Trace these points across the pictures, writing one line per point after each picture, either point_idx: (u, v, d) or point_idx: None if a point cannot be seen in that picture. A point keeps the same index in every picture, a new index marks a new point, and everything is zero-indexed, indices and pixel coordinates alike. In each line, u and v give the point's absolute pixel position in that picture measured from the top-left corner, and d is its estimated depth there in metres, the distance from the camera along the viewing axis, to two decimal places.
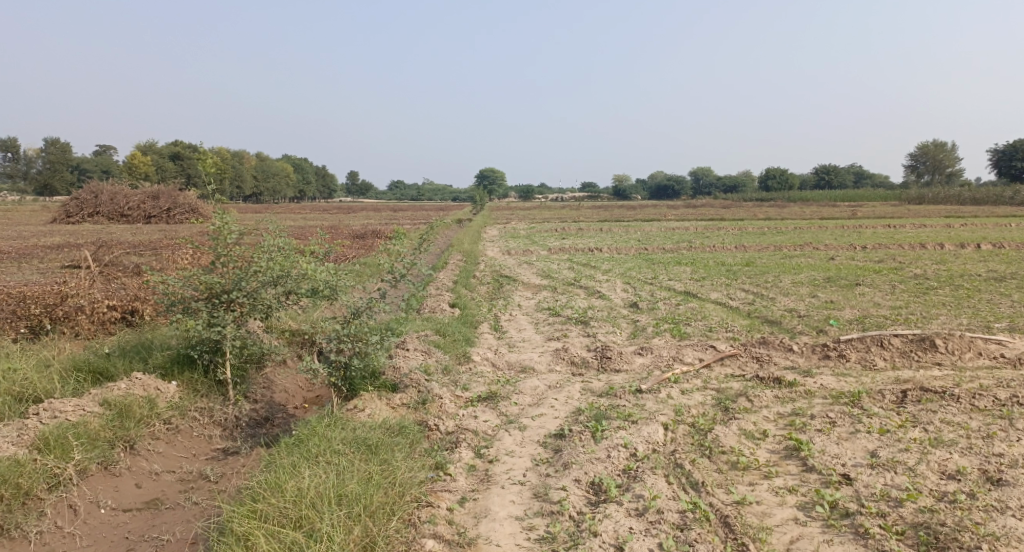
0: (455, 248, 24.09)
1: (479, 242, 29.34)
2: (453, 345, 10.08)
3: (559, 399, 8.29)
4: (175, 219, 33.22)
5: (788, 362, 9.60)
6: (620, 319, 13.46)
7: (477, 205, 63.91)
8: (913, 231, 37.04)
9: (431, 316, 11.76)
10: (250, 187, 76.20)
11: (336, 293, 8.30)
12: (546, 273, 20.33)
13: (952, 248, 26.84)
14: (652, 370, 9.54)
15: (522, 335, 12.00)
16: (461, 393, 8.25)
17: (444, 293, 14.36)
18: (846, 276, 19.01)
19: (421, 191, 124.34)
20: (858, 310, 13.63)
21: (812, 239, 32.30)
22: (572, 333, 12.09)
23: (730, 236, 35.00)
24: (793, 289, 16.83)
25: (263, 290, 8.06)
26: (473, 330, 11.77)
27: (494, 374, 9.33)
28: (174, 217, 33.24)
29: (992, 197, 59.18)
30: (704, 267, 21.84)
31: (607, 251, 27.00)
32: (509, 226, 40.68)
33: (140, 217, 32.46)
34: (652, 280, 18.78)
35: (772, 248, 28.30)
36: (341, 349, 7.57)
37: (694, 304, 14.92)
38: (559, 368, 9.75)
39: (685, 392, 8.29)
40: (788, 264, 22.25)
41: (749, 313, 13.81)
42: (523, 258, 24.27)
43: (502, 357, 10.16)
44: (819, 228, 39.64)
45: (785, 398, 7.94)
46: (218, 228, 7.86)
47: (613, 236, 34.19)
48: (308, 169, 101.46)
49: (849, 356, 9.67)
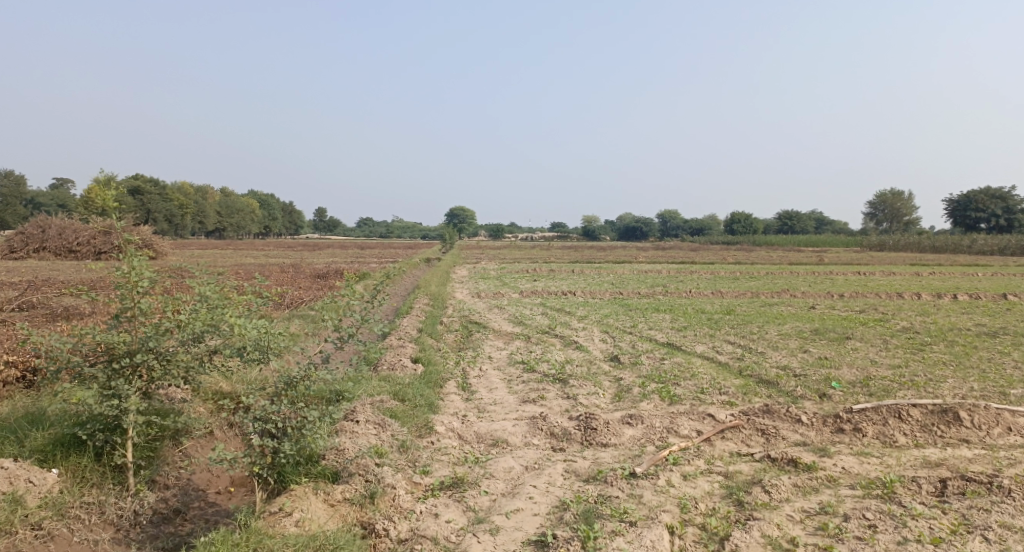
0: (421, 290, 22.69)
1: (447, 283, 27.99)
2: (413, 413, 8.65)
3: (538, 486, 6.89)
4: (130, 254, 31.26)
5: (798, 437, 8.38)
6: (601, 377, 12.15)
7: (446, 243, 62.87)
8: (885, 278, 36.73)
9: (389, 374, 10.32)
10: (214, 222, 73.91)
11: (267, 356, 6.90)
12: (518, 320, 18.99)
13: (930, 299, 26.17)
14: (644, 445, 8.23)
15: (492, 396, 10.62)
16: (421, 479, 6.88)
17: (406, 345, 12.91)
18: (833, 327, 18.05)
19: (390, 228, 122.65)
20: (858, 370, 12.51)
21: (787, 286, 31.56)
22: (549, 394, 10.75)
23: (704, 280, 34.21)
24: (781, 343, 15.73)
25: (178, 351, 6.85)
26: (436, 392, 10.33)
27: (461, 450, 7.95)
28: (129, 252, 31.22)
29: (951, 245, 59.93)
30: (683, 315, 20.75)
31: (581, 295, 25.79)
32: (478, 266, 39.40)
33: (90, 253, 30.67)
34: (631, 330, 17.57)
35: (749, 295, 27.39)
36: (268, 432, 6.13)
37: (679, 359, 13.69)
38: (535, 441, 8.38)
39: (686, 477, 7.00)
40: (769, 313, 21.28)
41: (741, 371, 12.62)
42: (493, 302, 22.91)
43: (470, 427, 8.75)
44: (790, 274, 39.15)
45: (806, 487, 6.71)
46: (127, 274, 6.62)
47: (586, 279, 33.07)
48: (274, 205, 99.47)
49: (866, 431, 8.48)
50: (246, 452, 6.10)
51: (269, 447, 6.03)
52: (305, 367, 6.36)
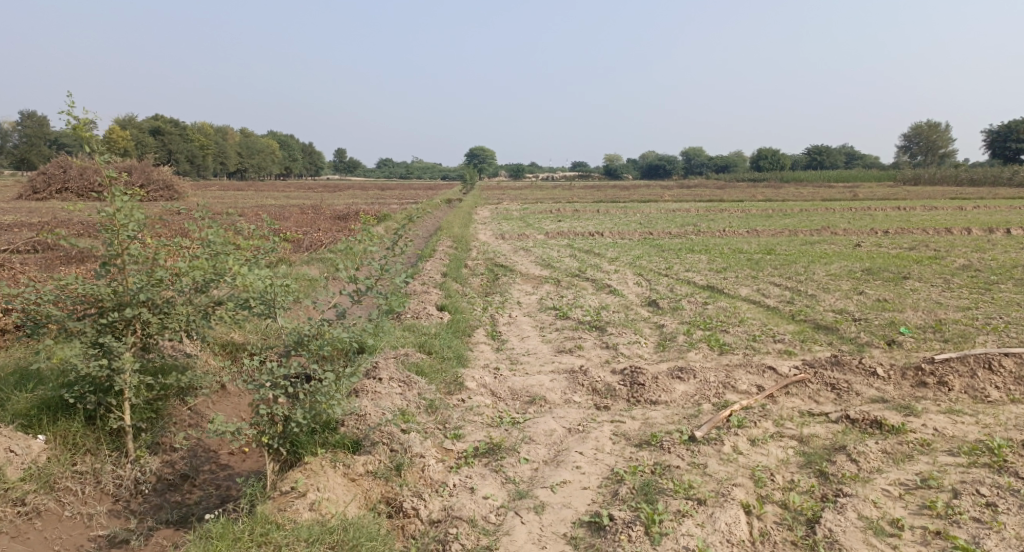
0: (444, 232, 21.74)
1: (470, 225, 27.01)
2: (441, 368, 7.81)
3: (586, 453, 6.03)
4: (151, 196, 30.24)
5: (875, 393, 7.44)
6: (641, 324, 11.20)
7: (468, 184, 61.80)
8: (928, 214, 34.89)
9: (412, 324, 9.48)
10: (235, 164, 73.18)
11: (272, 313, 5.98)
12: (546, 262, 18.04)
13: (982, 235, 24.65)
14: (700, 403, 7.32)
15: (525, 345, 9.79)
16: (452, 444, 6.07)
17: (431, 290, 12.04)
18: (885, 266, 16.81)
19: (410, 168, 121.08)
20: (924, 313, 11.42)
21: (826, 223, 30.08)
22: (587, 343, 9.87)
23: (737, 219, 32.82)
24: (832, 283, 14.63)
25: (176, 303, 6.01)
26: (464, 343, 9.46)
27: (496, 409, 7.13)
28: (150, 194, 30.16)
29: (990, 178, 57.31)
30: (720, 255, 19.63)
31: (610, 236, 24.70)
32: (501, 207, 38.33)
33: None
34: (667, 272, 16.54)
35: (786, 233, 26.06)
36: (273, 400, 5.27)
37: (724, 303, 12.69)
38: (576, 399, 7.52)
39: (755, 441, 6.09)
40: (813, 252, 20.06)
41: (793, 315, 11.61)
42: (519, 244, 21.96)
43: (503, 383, 7.91)
44: (825, 210, 37.50)
45: (899, 453, 5.79)
46: (112, 216, 5.65)
47: (613, 219, 31.82)
48: (295, 147, 98.40)
49: (952, 385, 7.51)
50: (250, 420, 5.28)
51: (277, 414, 5.21)
52: (312, 325, 5.52)
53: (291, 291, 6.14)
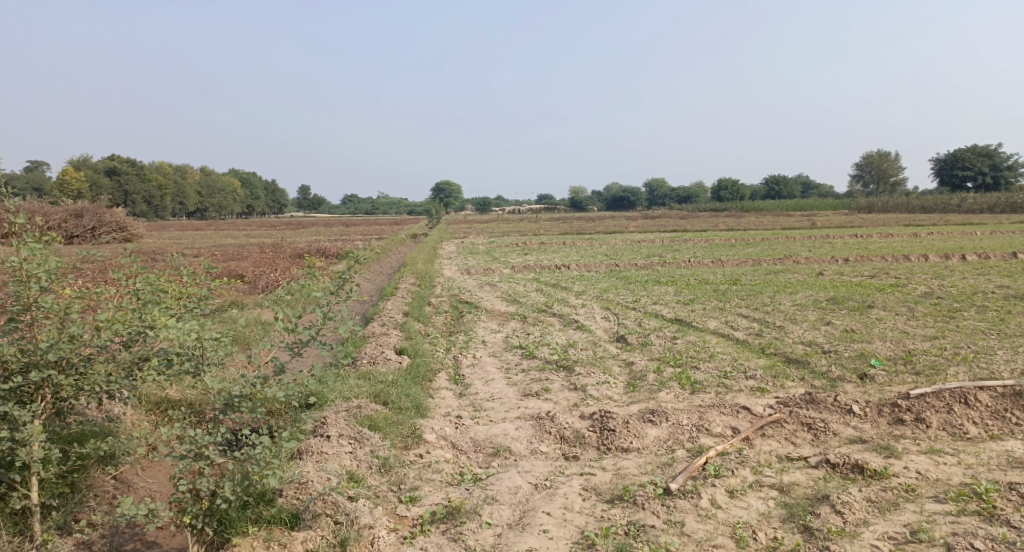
0: (407, 269, 21.24)
1: (434, 260, 26.58)
2: (397, 420, 7.31)
3: (553, 513, 5.58)
4: (103, 238, 29.10)
5: (852, 433, 7.15)
6: (609, 361, 10.83)
7: (433, 218, 61.42)
8: (885, 241, 35.46)
9: (369, 370, 8.96)
10: (194, 203, 71.72)
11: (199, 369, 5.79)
12: (511, 297, 17.64)
13: (939, 261, 25.04)
14: (673, 449, 6.94)
15: (488, 389, 9.33)
16: (407, 510, 5.61)
17: (390, 332, 11.53)
18: (850, 295, 16.78)
19: (375, 203, 120.36)
20: (894, 344, 11.27)
21: (788, 251, 30.34)
22: (553, 385, 9.45)
23: (700, 249, 32.95)
24: (799, 314, 14.49)
25: (94, 362, 5.51)
26: (425, 389, 8.97)
27: (457, 465, 6.65)
28: (101, 236, 29.03)
29: (940, 205, 58.96)
30: (686, 286, 19.46)
31: (576, 269, 24.46)
32: (466, 241, 37.97)
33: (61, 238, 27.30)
34: (634, 305, 16.26)
35: (751, 263, 26.14)
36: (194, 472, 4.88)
37: (693, 338, 12.40)
38: (543, 449, 7.08)
39: (734, 493, 5.71)
40: (778, 282, 20.02)
41: (763, 349, 11.36)
42: (484, 279, 21.53)
43: (465, 433, 7.44)
44: (787, 239, 37.92)
45: (884, 502, 5.47)
46: (19, 267, 5.16)
47: (578, 251, 31.64)
48: (257, 184, 97.17)
49: (930, 422, 7.25)
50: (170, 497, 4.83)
51: (199, 489, 4.79)
52: (243, 387, 5.19)
53: (220, 347, 5.98)
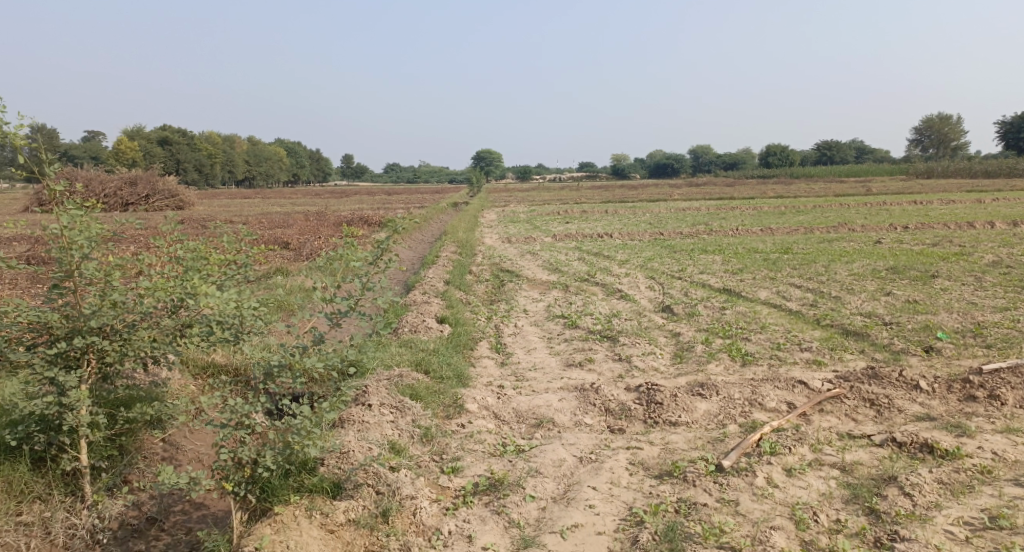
0: (449, 237, 21.08)
1: (476, 228, 26.38)
2: (439, 389, 7.15)
3: (600, 488, 5.36)
4: (156, 207, 29.67)
5: (918, 410, 6.72)
6: (655, 332, 10.48)
7: (476, 186, 61.12)
8: (946, 208, 33.88)
9: (410, 339, 8.82)
10: (242, 172, 72.81)
11: (238, 338, 5.61)
12: (554, 266, 17.33)
13: (1005, 229, 23.79)
14: (725, 424, 6.63)
15: (531, 358, 9.12)
16: (449, 481, 5.45)
17: (432, 301, 11.37)
18: (910, 264, 15.99)
19: (418, 172, 120.55)
20: (960, 316, 10.65)
21: (842, 219, 29.25)
22: (598, 356, 9.18)
23: (749, 216, 32.03)
24: (856, 284, 13.86)
25: (138, 328, 5.44)
26: (466, 358, 8.80)
27: (499, 436, 6.46)
28: (154, 204, 29.62)
29: (1005, 170, 56.14)
30: (735, 255, 18.86)
31: (620, 237, 23.97)
32: (509, 209, 37.61)
33: (116, 205, 28.13)
34: (681, 274, 15.80)
35: (802, 231, 25.24)
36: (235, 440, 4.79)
37: (743, 308, 11.96)
38: (588, 421, 6.84)
39: (792, 471, 5.39)
40: (832, 250, 19.25)
41: (819, 320, 10.87)
42: (526, 247, 21.25)
43: (507, 404, 7.23)
44: (840, 206, 36.56)
45: (958, 483, 5.08)
46: (60, 233, 5.05)
47: (622, 219, 31.04)
48: (302, 154, 98.15)
49: (1006, 399, 6.76)
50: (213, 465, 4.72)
51: (240, 457, 4.67)
52: (282, 357, 5.08)
53: (259, 315, 5.77)
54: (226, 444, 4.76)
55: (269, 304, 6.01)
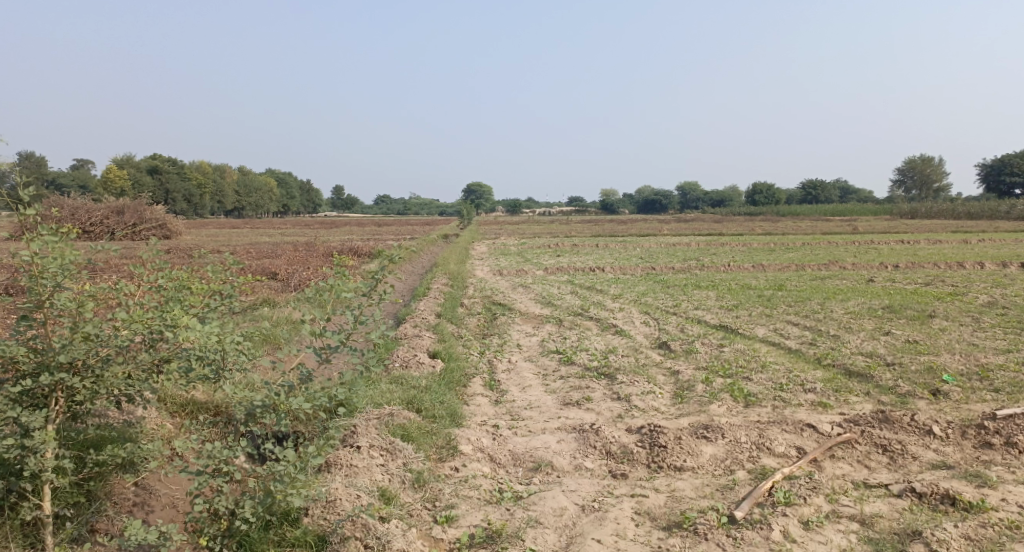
0: (440, 269, 20.78)
1: (467, 261, 26.12)
2: (431, 430, 6.78)
3: (605, 542, 5.01)
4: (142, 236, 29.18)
5: (934, 457, 6.43)
6: (653, 370, 10.18)
7: (466, 219, 61.06)
8: (934, 247, 34.05)
9: (400, 375, 8.46)
10: (231, 201, 72.42)
11: (219, 376, 5.32)
12: (547, 300, 17.05)
13: (995, 269, 23.82)
14: (733, 470, 6.31)
15: (527, 396, 8.77)
16: (443, 532, 5.09)
17: (423, 335, 11.02)
18: (906, 303, 15.83)
19: (407, 203, 120.61)
20: (963, 357, 10.43)
21: (833, 257, 29.28)
22: (596, 394, 8.85)
23: (740, 253, 32.01)
24: (854, 323, 13.66)
25: (112, 363, 5.05)
26: (459, 395, 8.45)
27: (495, 481, 6.10)
28: (141, 234, 29.14)
29: (987, 211, 56.86)
30: (729, 291, 18.67)
31: (612, 272, 23.77)
32: (499, 242, 37.41)
33: (102, 234, 27.61)
34: (676, 310, 15.55)
35: (794, 268, 25.18)
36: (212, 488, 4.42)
37: (742, 346, 11.69)
38: (589, 465, 6.49)
39: (809, 525, 5.08)
40: (826, 288, 19.12)
41: (820, 359, 10.61)
42: (518, 281, 20.99)
43: (503, 445, 6.87)
44: (829, 244, 36.72)
45: (985, 540, 4.80)
46: (31, 260, 4.70)
47: (613, 254, 30.92)
48: (292, 184, 97.99)
49: (1023, 446, 6.49)
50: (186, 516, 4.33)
51: (218, 507, 4.35)
52: (267, 396, 4.72)
53: (242, 351, 5.46)
54: (202, 493, 4.39)
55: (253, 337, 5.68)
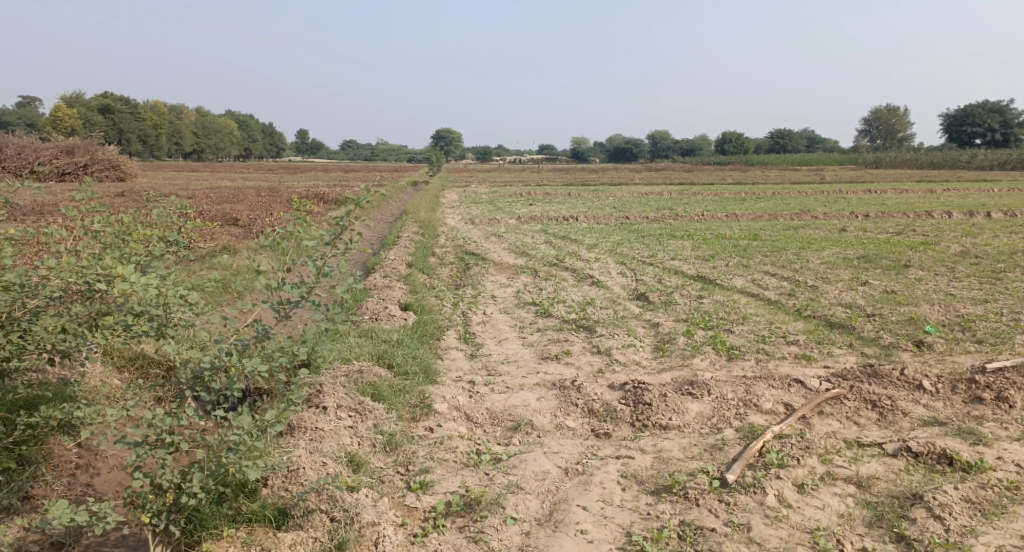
0: (409, 217, 20.16)
1: (436, 208, 25.47)
2: (404, 388, 6.39)
3: (589, 508, 4.72)
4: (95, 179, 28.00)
5: (924, 412, 6.24)
6: (632, 322, 9.87)
7: (435, 165, 59.83)
8: (901, 197, 34.22)
9: (369, 328, 7.99)
10: (191, 144, 69.86)
11: (164, 331, 4.73)
12: (520, 249, 16.61)
13: (963, 218, 23.94)
14: (720, 428, 6.04)
15: (503, 350, 8.40)
16: (417, 501, 4.74)
17: (393, 285, 10.53)
18: (880, 253, 15.72)
19: (375, 150, 118.12)
20: (942, 308, 10.30)
21: (804, 206, 29.23)
22: (575, 347, 8.51)
23: (711, 202, 31.81)
24: (830, 273, 13.50)
25: (40, 316, 4.68)
26: (433, 350, 8.04)
27: (471, 441, 5.75)
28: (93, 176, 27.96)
29: (950, 162, 57.40)
30: (704, 241, 18.42)
31: (584, 220, 23.35)
32: (468, 190, 36.71)
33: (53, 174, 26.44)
34: (651, 260, 15.23)
35: (767, 217, 25.05)
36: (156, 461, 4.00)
37: (720, 297, 11.44)
38: (570, 424, 6.17)
39: (804, 488, 4.84)
40: (800, 237, 18.96)
41: (800, 310, 10.40)
42: (489, 229, 20.47)
43: (480, 403, 6.51)
44: (799, 194, 36.68)
45: (986, 503, 4.63)
46: None
47: (586, 202, 30.47)
48: (255, 128, 95.05)
49: (1014, 401, 6.33)
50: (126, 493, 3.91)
51: (162, 483, 3.91)
52: (216, 357, 4.22)
53: (190, 304, 4.90)
54: (143, 466, 3.97)
55: (203, 288, 5.17)
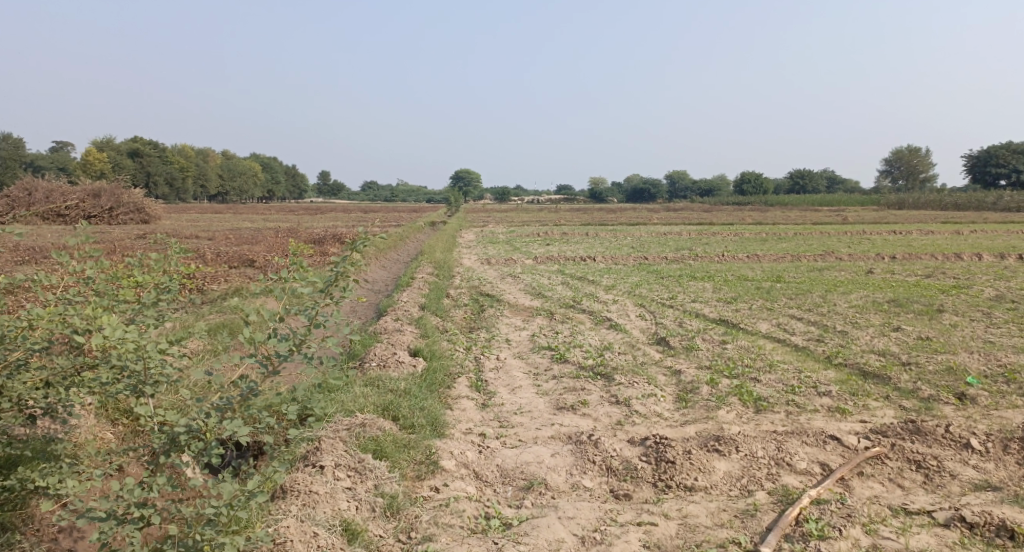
0: (424, 257, 19.93)
1: (452, 248, 25.28)
2: (409, 442, 5.98)
3: None
4: (119, 220, 28.22)
5: (975, 475, 5.71)
6: (652, 369, 9.40)
7: (453, 207, 59.99)
8: (927, 238, 33.49)
9: (376, 376, 7.61)
10: (215, 186, 70.86)
11: (146, 388, 4.36)
12: (536, 290, 16.25)
13: (994, 261, 23.24)
14: (750, 490, 5.55)
15: (516, 399, 7.97)
16: None
17: (404, 329, 10.19)
18: (911, 297, 15.15)
19: (395, 190, 119.25)
20: (983, 357, 9.72)
21: (827, 247, 28.66)
22: (592, 396, 8.06)
23: (731, 243, 31.31)
24: (860, 318, 12.95)
25: (22, 370, 4.40)
26: (442, 399, 7.64)
27: (479, 502, 5.31)
28: (117, 218, 28.19)
29: (974, 203, 56.54)
30: (726, 283, 17.93)
31: (602, 261, 22.99)
32: (486, 230, 36.59)
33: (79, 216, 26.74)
34: (671, 302, 14.78)
35: (789, 259, 24.52)
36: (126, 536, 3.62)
37: (745, 342, 10.95)
38: (587, 484, 5.72)
39: None
40: (825, 280, 18.41)
41: (830, 358, 9.87)
42: (506, 270, 20.16)
43: (490, 459, 6.08)
44: (821, 234, 36.09)
45: None
46: None
47: (604, 243, 30.14)
48: (277, 170, 96.49)
49: None
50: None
51: None
52: (194, 420, 3.86)
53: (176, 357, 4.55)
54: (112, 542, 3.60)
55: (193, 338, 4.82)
